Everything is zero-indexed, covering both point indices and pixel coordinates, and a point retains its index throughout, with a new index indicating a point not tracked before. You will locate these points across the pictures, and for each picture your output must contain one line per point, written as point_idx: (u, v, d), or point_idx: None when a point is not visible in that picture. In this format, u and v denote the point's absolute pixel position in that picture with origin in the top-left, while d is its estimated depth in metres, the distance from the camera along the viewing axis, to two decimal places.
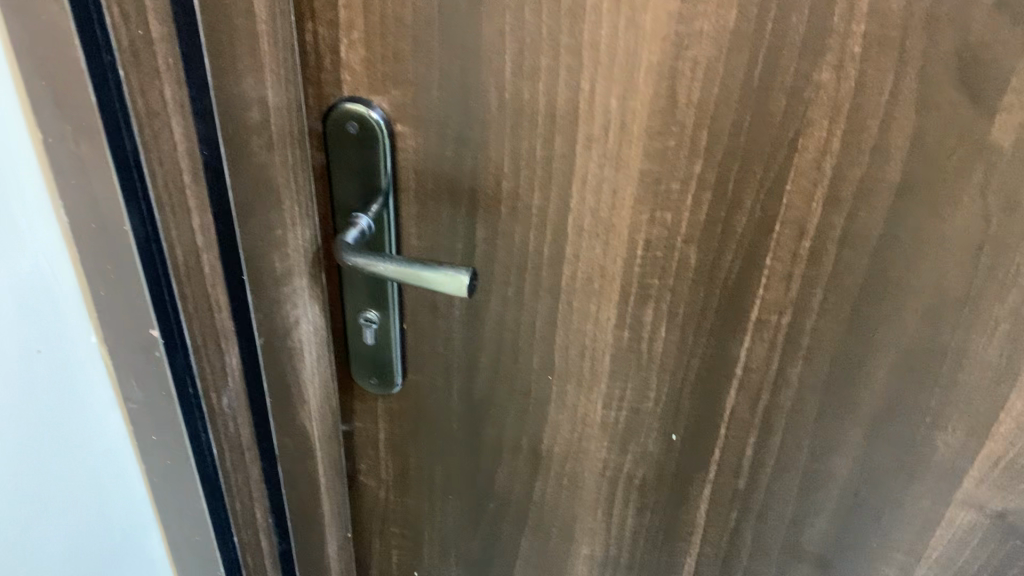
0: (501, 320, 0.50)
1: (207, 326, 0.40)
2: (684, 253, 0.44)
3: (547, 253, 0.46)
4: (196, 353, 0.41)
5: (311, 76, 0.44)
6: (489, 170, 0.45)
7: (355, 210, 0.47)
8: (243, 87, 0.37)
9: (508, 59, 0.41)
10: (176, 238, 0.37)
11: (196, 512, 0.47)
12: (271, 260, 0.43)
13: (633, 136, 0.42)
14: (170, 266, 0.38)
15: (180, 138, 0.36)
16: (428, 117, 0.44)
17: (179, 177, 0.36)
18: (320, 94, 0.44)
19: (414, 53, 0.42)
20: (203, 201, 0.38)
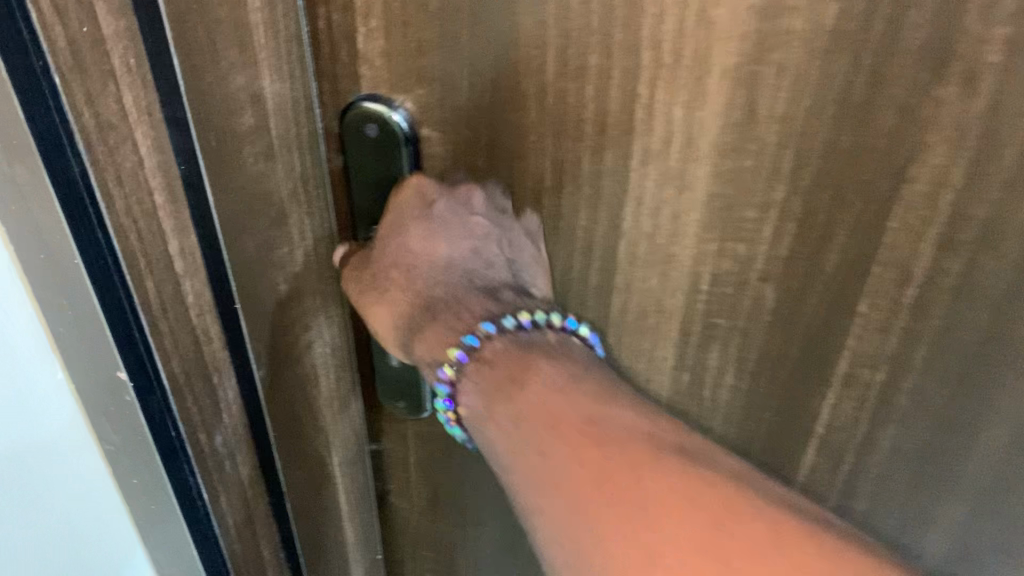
0: None
1: (193, 362, 0.35)
2: (758, 291, 0.37)
3: (593, 280, 0.40)
4: (176, 396, 0.35)
5: (325, 70, 0.37)
6: (526, 183, 0.38)
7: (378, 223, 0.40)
8: (232, 86, 0.30)
9: (551, 57, 0.34)
10: (144, 268, 0.31)
11: (181, 551, 0.44)
12: (276, 279, 0.40)
13: (701, 152, 0.34)
14: (137, 299, 0.32)
15: (147, 154, 0.29)
16: (458, 120, 0.37)
17: (149, 198, 0.30)
18: (335, 90, 0.37)
19: (440, 46, 0.35)
20: (182, 223, 0.32)
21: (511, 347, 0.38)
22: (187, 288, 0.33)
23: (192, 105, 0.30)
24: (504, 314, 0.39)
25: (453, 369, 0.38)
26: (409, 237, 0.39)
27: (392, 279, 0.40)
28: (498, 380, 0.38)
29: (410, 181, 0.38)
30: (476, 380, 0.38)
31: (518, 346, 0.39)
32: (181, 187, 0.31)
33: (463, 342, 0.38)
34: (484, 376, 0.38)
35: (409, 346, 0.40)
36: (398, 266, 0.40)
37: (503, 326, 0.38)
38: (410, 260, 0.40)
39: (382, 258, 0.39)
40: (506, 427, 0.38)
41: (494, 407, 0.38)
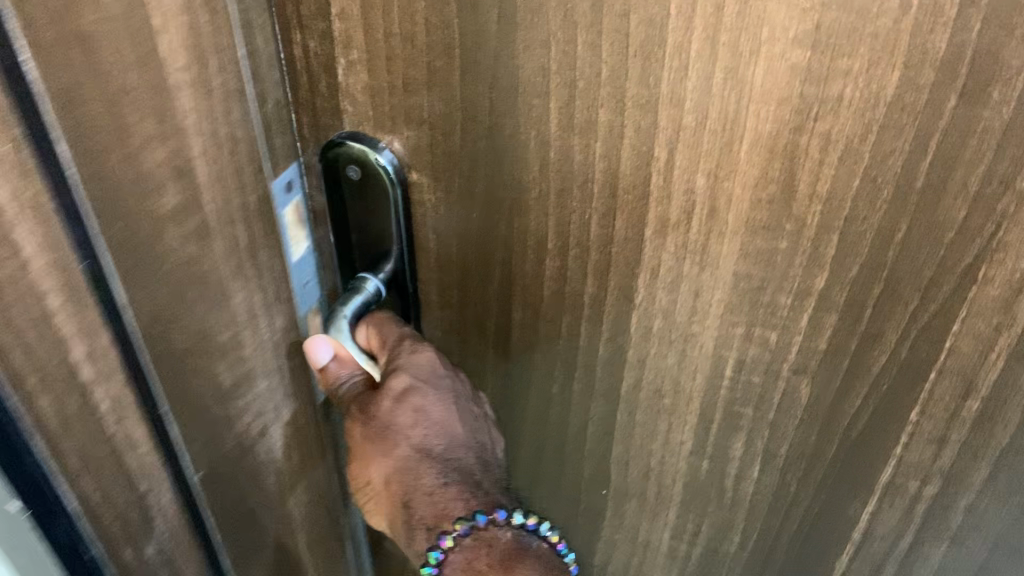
0: (543, 420, 0.38)
1: (122, 501, 0.28)
2: (792, 384, 0.31)
3: (601, 353, 0.34)
4: (92, 522, 0.27)
5: (304, 102, 0.33)
6: (527, 243, 0.33)
7: (363, 269, 0.36)
8: (146, 163, 0.25)
9: (555, 106, 0.29)
10: (38, 387, 0.23)
11: None
12: (217, 368, 0.32)
13: (727, 227, 0.29)
14: (42, 444, 0.24)
15: (34, 252, 0.22)
16: (450, 166, 0.32)
17: (37, 304, 0.23)
18: (316, 124, 0.33)
19: (429, 85, 0.30)
20: (88, 325, 0.25)
21: (513, 541, 0.36)
22: (99, 400, 0.26)
23: (88, 194, 0.24)
24: (515, 510, 0.36)
25: (454, 537, 0.35)
26: (419, 412, 0.36)
27: (390, 449, 0.36)
28: (492, 562, 0.35)
29: (421, 349, 0.35)
30: (469, 557, 0.35)
31: (520, 545, 0.36)
32: (88, 287, 0.25)
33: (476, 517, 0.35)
34: (477, 560, 0.35)
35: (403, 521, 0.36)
36: (410, 444, 0.36)
37: (514, 520, 0.36)
38: (412, 431, 0.36)
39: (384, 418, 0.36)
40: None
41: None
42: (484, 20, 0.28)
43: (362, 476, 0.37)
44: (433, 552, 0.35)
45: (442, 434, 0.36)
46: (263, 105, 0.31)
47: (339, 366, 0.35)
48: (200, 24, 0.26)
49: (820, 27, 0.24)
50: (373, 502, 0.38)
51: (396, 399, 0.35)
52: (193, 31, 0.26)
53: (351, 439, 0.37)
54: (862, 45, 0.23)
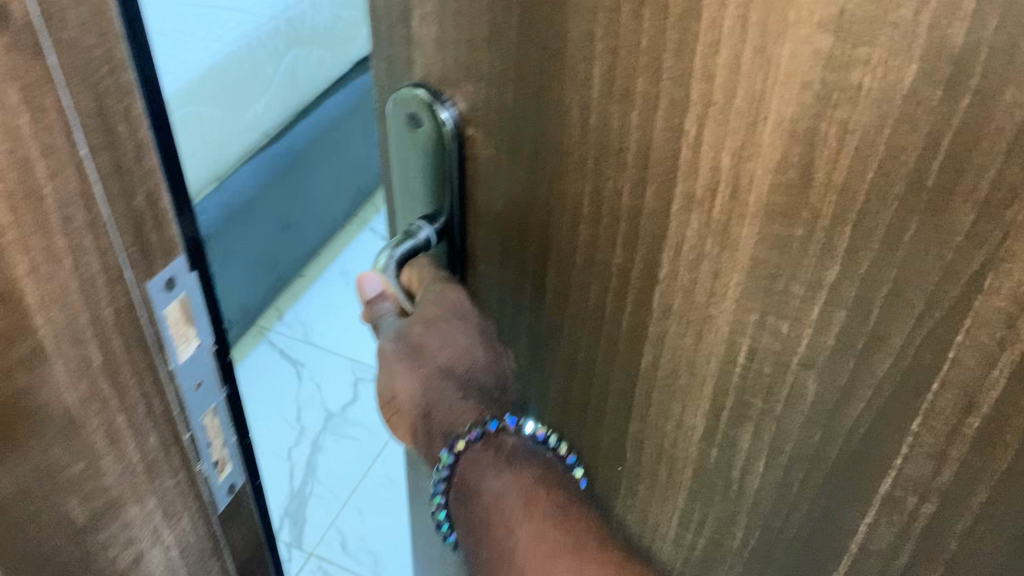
0: (569, 383, 0.40)
1: None
2: (799, 379, 0.31)
3: (624, 325, 0.35)
4: None
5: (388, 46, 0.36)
6: (564, 208, 0.34)
7: (421, 213, 0.39)
8: None
9: (598, 72, 0.30)
10: None
11: None
12: (69, 502, 0.33)
13: (747, 210, 0.29)
14: None
15: None
16: (502, 125, 0.34)
17: None
18: (396, 68, 0.36)
19: (489, 42, 0.32)
20: None
21: (518, 446, 0.38)
22: None
23: None
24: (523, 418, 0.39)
25: (464, 442, 0.37)
26: (445, 339, 0.38)
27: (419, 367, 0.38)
28: (496, 464, 0.37)
29: (451, 288, 0.38)
30: (477, 459, 0.38)
31: (526, 449, 0.38)
32: None
33: (485, 425, 0.37)
34: (483, 461, 0.38)
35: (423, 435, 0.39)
36: (438, 365, 0.38)
37: (521, 427, 0.38)
38: (439, 353, 0.38)
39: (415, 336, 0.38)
40: (492, 505, 0.37)
41: (484, 492, 0.37)
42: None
43: (389, 392, 0.40)
44: (444, 453, 0.38)
45: (464, 359, 0.38)
46: (135, 189, 0.30)
47: (382, 300, 0.39)
48: (17, 125, 0.25)
49: (843, 14, 0.24)
50: (397, 416, 0.40)
51: (425, 327, 0.37)
52: (9, 134, 0.25)
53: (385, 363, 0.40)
54: (882, 35, 0.24)
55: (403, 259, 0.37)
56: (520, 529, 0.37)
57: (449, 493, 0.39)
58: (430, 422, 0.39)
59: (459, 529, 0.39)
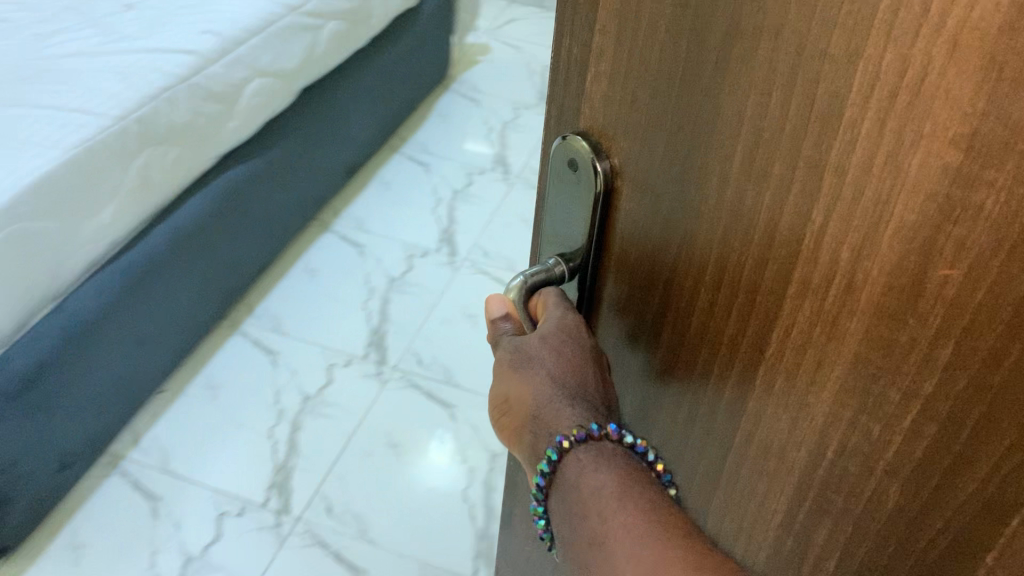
0: (672, 432, 0.42)
1: None
2: (881, 485, 0.31)
3: (726, 395, 0.37)
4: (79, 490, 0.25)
5: (564, 95, 0.40)
6: (691, 268, 0.36)
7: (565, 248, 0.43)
8: None
9: (740, 150, 0.32)
10: None
11: None
12: None
13: (858, 306, 0.30)
14: None
15: None
16: (647, 183, 0.37)
17: None
18: (568, 116, 0.40)
19: (647, 105, 0.35)
20: None
21: (619, 454, 0.38)
22: None
23: None
24: (627, 430, 0.39)
25: (569, 440, 0.38)
26: (557, 353, 0.41)
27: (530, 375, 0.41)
28: (596, 465, 0.38)
29: (573, 316, 0.42)
30: (580, 461, 0.38)
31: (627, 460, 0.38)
32: None
33: (587, 428, 0.38)
34: (585, 463, 0.38)
35: (526, 449, 0.41)
36: (550, 373, 0.41)
37: (623, 436, 0.39)
38: (552, 361, 0.41)
39: (534, 347, 0.42)
40: (587, 499, 0.37)
41: (581, 487, 0.38)
42: (703, 58, 0.32)
43: (501, 397, 0.43)
44: (551, 451, 0.39)
45: (575, 373, 0.41)
46: None
47: (502, 321, 0.44)
48: None
49: (975, 135, 0.24)
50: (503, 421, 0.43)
51: (540, 341, 0.42)
52: None
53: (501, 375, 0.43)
54: (1011, 160, 0.24)
55: (534, 285, 0.43)
56: (612, 521, 0.36)
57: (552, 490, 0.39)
58: (538, 424, 0.40)
59: (559, 524, 0.39)
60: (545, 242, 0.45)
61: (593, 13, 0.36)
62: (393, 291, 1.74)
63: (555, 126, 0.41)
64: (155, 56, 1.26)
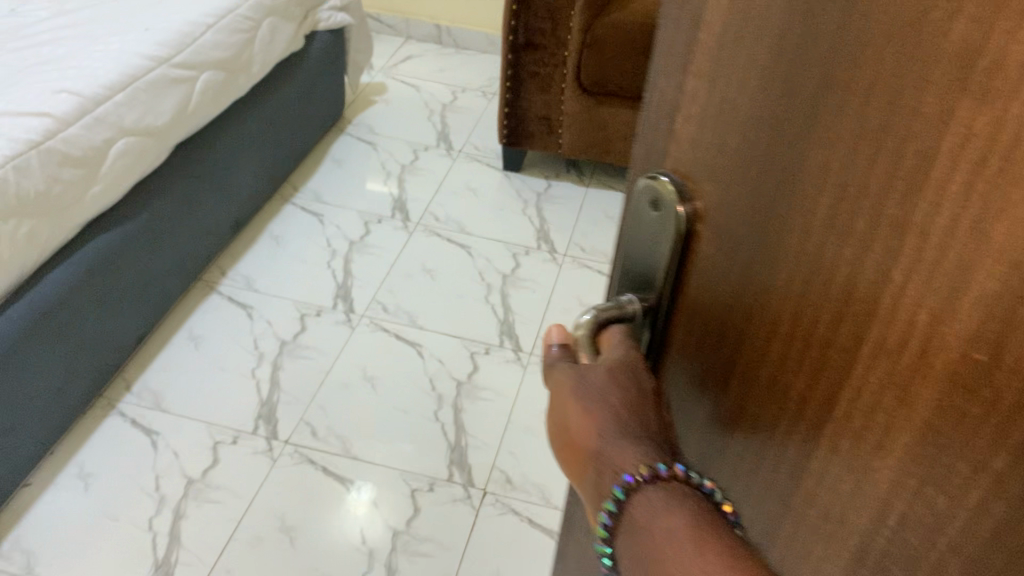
0: (733, 482, 0.41)
1: None
2: (943, 561, 0.30)
3: (791, 450, 0.36)
4: None
5: (660, 137, 0.41)
6: (766, 318, 0.36)
7: (641, 285, 0.44)
8: None
9: (823, 203, 0.31)
10: None
11: None
12: None
13: (932, 371, 0.29)
14: None
15: None
16: (728, 228, 0.37)
17: None
18: (660, 158, 0.41)
19: (735, 151, 0.35)
20: None
21: (688, 494, 0.37)
22: None
23: None
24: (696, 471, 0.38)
25: (639, 476, 0.38)
26: (619, 394, 0.41)
27: (593, 412, 0.41)
28: (665, 504, 0.37)
29: (634, 356, 0.42)
30: (648, 499, 0.37)
31: (698, 502, 0.37)
32: None
33: (654, 466, 0.38)
34: (655, 501, 0.37)
35: (590, 486, 0.40)
36: (613, 412, 0.40)
37: (691, 475, 0.37)
38: (614, 401, 0.41)
39: (596, 384, 0.42)
40: (658, 540, 0.36)
41: (654, 530, 0.36)
42: (790, 106, 0.32)
43: (563, 429, 0.43)
44: (618, 489, 0.38)
45: (638, 414, 0.40)
46: None
47: (559, 349, 0.46)
48: None
49: None
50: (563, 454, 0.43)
51: (606, 378, 0.42)
52: None
53: (560, 406, 0.43)
54: None
55: (602, 322, 0.44)
56: (687, 561, 0.35)
57: (620, 532, 0.38)
58: (602, 462, 0.40)
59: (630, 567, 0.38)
60: (625, 280, 0.45)
61: (687, 56, 0.37)
62: (287, 351, 1.68)
63: (643, 164, 0.42)
64: (25, 109, 1.29)
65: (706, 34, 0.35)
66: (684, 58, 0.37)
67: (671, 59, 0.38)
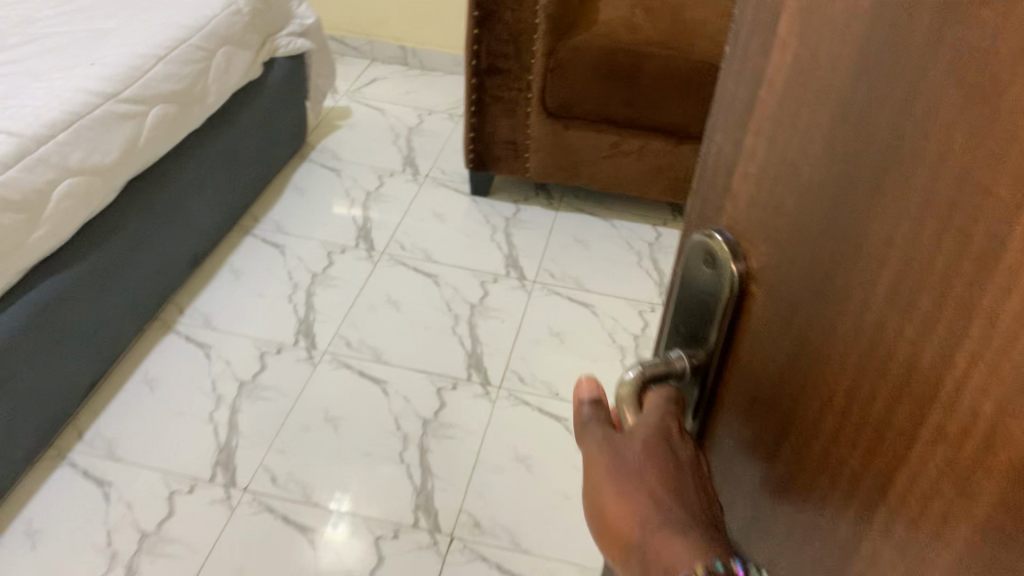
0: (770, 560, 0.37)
1: None
2: None
3: (836, 535, 0.32)
4: None
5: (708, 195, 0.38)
6: (819, 391, 0.32)
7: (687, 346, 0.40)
8: None
9: (886, 276, 0.28)
10: None
11: None
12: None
13: (995, 466, 0.25)
14: None
15: None
16: (784, 290, 0.33)
17: None
18: (708, 216, 0.38)
19: (791, 216, 0.32)
20: None
21: None
22: None
23: None
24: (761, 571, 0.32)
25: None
26: (658, 475, 0.36)
27: (632, 496, 0.35)
28: None
29: (671, 422, 0.37)
30: None
31: None
32: None
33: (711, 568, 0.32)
34: None
35: None
36: (654, 496, 0.35)
37: None
38: (657, 484, 0.35)
39: (633, 463, 0.36)
40: None
41: None
42: (858, 169, 0.29)
43: (597, 514, 0.37)
44: None
45: (676, 499, 0.35)
46: None
47: (592, 407, 0.41)
48: None
49: None
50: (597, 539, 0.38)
51: (642, 454, 0.36)
52: None
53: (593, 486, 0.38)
54: None
55: (646, 383, 0.39)
56: None
57: None
58: (644, 556, 0.34)
59: None
60: (671, 346, 0.41)
61: (747, 113, 0.34)
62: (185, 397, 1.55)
63: (698, 220, 0.39)
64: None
65: (769, 93, 0.33)
66: (740, 115, 0.35)
67: (726, 115, 0.36)
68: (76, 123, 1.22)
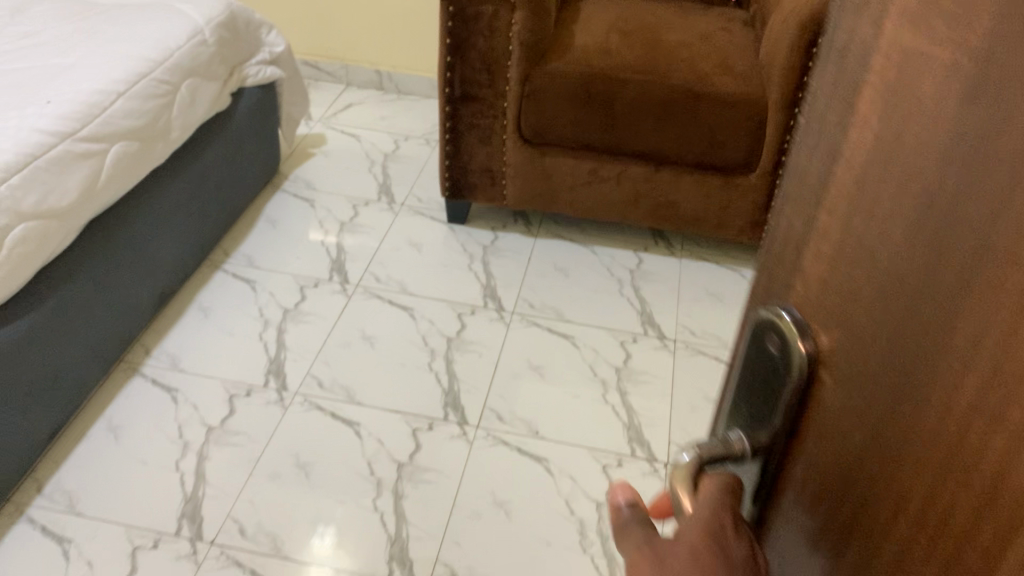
0: None
1: None
2: None
3: None
4: None
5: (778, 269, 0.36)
6: (893, 494, 0.28)
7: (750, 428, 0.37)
8: None
9: (972, 378, 0.24)
10: None
11: None
12: None
13: None
14: None
15: None
16: (859, 378, 0.30)
17: None
18: (776, 290, 0.36)
19: (869, 302, 0.29)
20: None
21: None
22: None
23: None
24: None
25: None
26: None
27: None
28: None
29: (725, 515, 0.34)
30: None
31: None
32: None
33: None
34: None
35: None
36: None
37: None
38: None
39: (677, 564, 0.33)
40: None
41: None
42: (945, 256, 0.25)
43: None
44: None
45: None
46: None
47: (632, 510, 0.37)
48: None
49: None
50: None
51: (689, 558, 0.33)
52: None
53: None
54: None
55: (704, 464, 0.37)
56: None
57: None
58: None
59: None
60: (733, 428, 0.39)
61: (824, 191, 0.32)
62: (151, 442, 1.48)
63: (766, 294, 0.37)
64: None
65: (848, 169, 0.30)
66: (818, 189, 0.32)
67: (802, 188, 0.33)
68: (31, 164, 1.16)
